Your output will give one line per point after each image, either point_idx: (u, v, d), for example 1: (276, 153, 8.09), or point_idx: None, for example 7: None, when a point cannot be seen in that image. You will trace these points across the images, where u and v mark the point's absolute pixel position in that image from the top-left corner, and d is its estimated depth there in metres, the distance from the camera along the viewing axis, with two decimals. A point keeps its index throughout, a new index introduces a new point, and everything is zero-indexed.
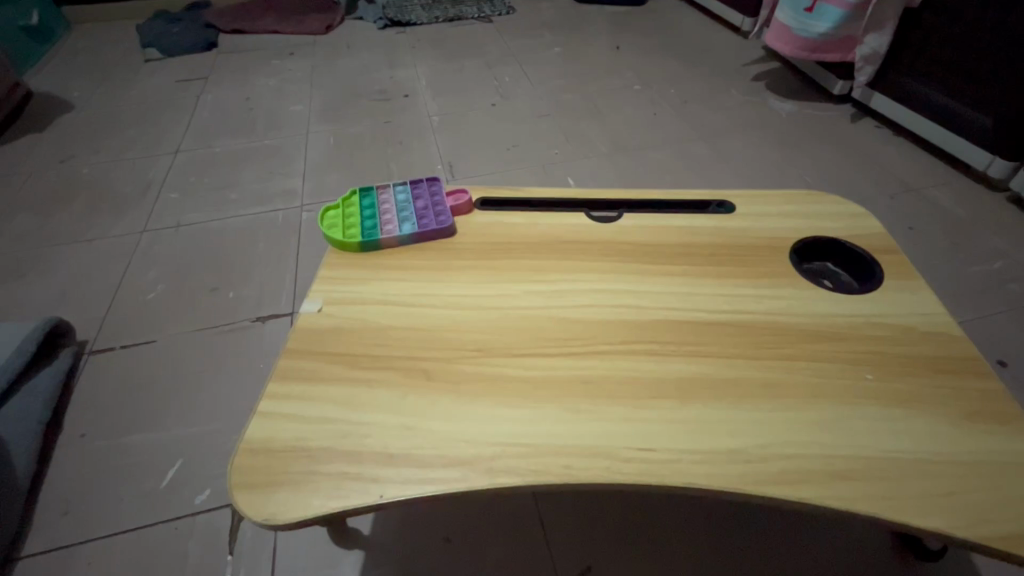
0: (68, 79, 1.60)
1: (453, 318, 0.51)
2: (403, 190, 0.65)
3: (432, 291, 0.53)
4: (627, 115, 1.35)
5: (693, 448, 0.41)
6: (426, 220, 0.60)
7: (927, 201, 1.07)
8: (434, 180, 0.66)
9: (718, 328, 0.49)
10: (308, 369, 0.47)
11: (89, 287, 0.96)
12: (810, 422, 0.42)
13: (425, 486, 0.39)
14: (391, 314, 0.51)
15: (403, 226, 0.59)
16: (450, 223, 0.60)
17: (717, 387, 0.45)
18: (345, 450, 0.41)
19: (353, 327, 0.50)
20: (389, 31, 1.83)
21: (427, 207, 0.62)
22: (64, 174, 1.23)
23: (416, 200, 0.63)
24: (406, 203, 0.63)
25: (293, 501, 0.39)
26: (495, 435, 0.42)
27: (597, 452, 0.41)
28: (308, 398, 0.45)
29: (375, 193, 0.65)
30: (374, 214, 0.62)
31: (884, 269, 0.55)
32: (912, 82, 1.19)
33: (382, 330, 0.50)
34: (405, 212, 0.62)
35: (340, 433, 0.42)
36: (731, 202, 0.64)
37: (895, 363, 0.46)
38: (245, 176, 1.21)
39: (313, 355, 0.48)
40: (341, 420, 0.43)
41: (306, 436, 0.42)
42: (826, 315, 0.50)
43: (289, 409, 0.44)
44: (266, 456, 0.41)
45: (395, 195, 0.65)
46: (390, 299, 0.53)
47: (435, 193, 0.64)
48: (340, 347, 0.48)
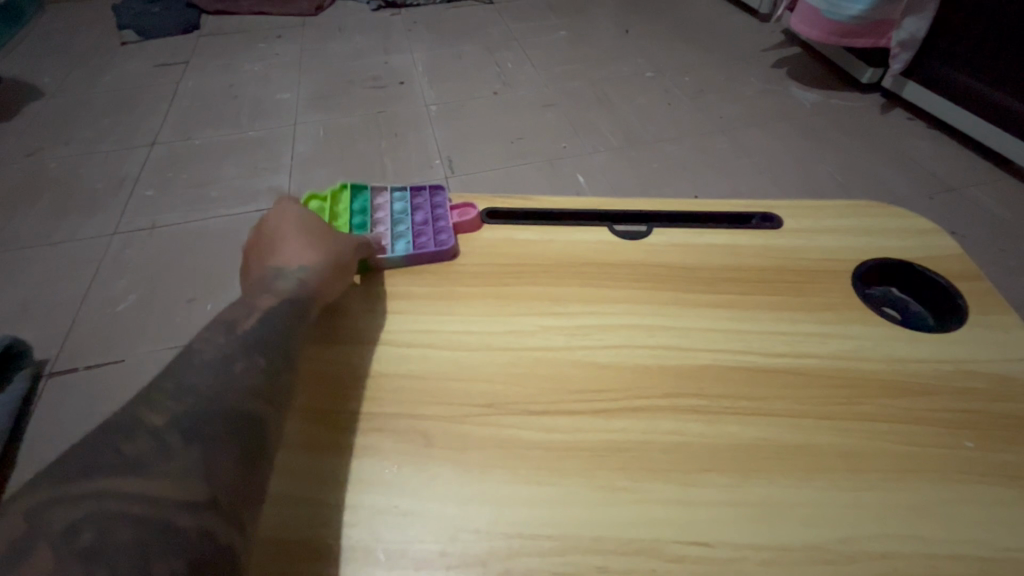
0: (38, 64, 1.48)
1: (459, 364, 0.42)
2: (401, 196, 0.56)
3: (432, 326, 0.45)
4: (640, 105, 1.25)
5: (760, 543, 0.33)
6: (422, 240, 0.51)
7: (970, 202, 0.98)
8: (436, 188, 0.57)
9: (778, 378, 0.41)
10: (291, 286, 0.39)
11: (51, 297, 0.87)
12: (900, 507, 0.34)
13: None
14: (384, 358, 0.43)
15: (397, 244, 0.50)
16: (451, 244, 0.51)
17: (783, 457, 0.36)
18: (326, 545, 0.33)
19: (342, 375, 0.41)
20: (383, 13, 1.71)
21: (425, 221, 0.53)
22: (29, 169, 1.13)
23: (415, 212, 0.54)
24: (403, 213, 0.54)
25: None
26: (512, 521, 0.34)
27: (640, 549, 0.33)
28: (286, 471, 0.36)
29: (369, 194, 0.56)
30: (365, 221, 0.53)
31: (967, 301, 0.46)
32: (950, 70, 1.09)
33: (372, 378, 0.41)
34: (400, 227, 0.53)
35: (325, 516, 0.34)
36: (778, 215, 0.54)
37: (996, 427, 0.38)
38: (227, 172, 1.11)
39: (290, 273, 0.41)
40: (324, 502, 0.35)
41: (283, 524, 0.34)
42: (904, 361, 0.42)
43: (284, 317, 0.37)
44: (268, 357, 0.33)
45: (391, 201, 0.56)
46: (383, 337, 0.44)
47: (436, 205, 0.55)
48: (329, 402, 0.40)
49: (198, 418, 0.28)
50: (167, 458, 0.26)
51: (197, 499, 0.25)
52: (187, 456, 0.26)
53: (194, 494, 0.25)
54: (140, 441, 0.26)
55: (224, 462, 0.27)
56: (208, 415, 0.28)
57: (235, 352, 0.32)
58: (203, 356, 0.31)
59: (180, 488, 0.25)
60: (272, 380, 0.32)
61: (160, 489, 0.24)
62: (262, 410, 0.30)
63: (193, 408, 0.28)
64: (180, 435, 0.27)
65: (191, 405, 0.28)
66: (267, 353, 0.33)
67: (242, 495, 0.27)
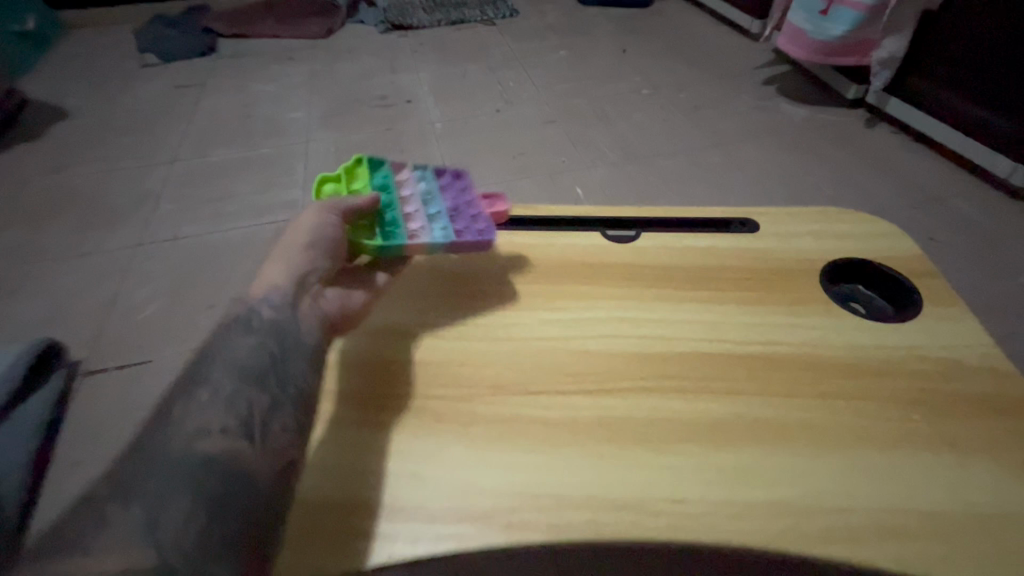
0: (62, 85, 1.55)
1: (468, 351, 0.47)
2: (425, 178, 0.55)
3: (454, 319, 0.50)
4: (636, 121, 1.31)
5: (730, 500, 0.38)
6: (458, 225, 0.51)
7: (950, 210, 1.03)
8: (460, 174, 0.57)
9: (750, 363, 0.46)
10: (264, 308, 0.39)
11: (81, 304, 0.92)
12: (854, 471, 0.39)
13: (439, 543, 0.36)
14: (417, 346, 0.48)
15: (434, 230, 0.50)
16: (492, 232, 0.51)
17: (751, 430, 0.41)
18: (356, 502, 0.38)
19: (397, 361, 0.47)
20: (390, 35, 1.79)
21: (458, 206, 0.53)
22: (57, 185, 1.19)
23: (444, 196, 0.54)
24: (432, 196, 0.53)
25: (328, 554, 0.36)
26: (515, 483, 0.39)
27: (625, 506, 0.37)
28: (333, 438, 0.41)
29: (389, 173, 0.54)
30: (392, 201, 0.51)
31: (922, 295, 0.51)
32: (930, 84, 1.15)
33: (404, 362, 0.47)
34: (432, 209, 0.52)
35: (367, 476, 0.39)
36: (754, 220, 0.60)
37: (944, 402, 0.43)
38: (244, 187, 1.17)
39: (261, 293, 0.40)
40: (359, 465, 0.40)
41: (331, 481, 0.39)
42: (863, 347, 0.47)
43: (262, 346, 0.37)
44: (238, 395, 0.35)
45: (416, 182, 0.54)
46: (423, 329, 0.49)
47: (463, 188, 0.55)
48: (382, 383, 0.45)
49: (153, 480, 0.30)
50: (124, 525, 0.28)
51: (145, 567, 0.27)
52: (142, 522, 0.28)
53: (147, 560, 0.27)
54: (104, 511, 0.28)
55: (183, 519, 0.29)
56: (171, 469, 0.30)
57: (197, 402, 0.34)
58: (167, 412, 0.33)
59: (134, 557, 0.27)
60: (240, 417, 0.34)
61: (115, 559, 0.27)
62: (222, 451, 0.32)
63: (152, 470, 0.30)
64: (135, 502, 0.29)
65: (151, 466, 0.30)
66: (235, 391, 0.35)
67: (207, 548, 0.28)
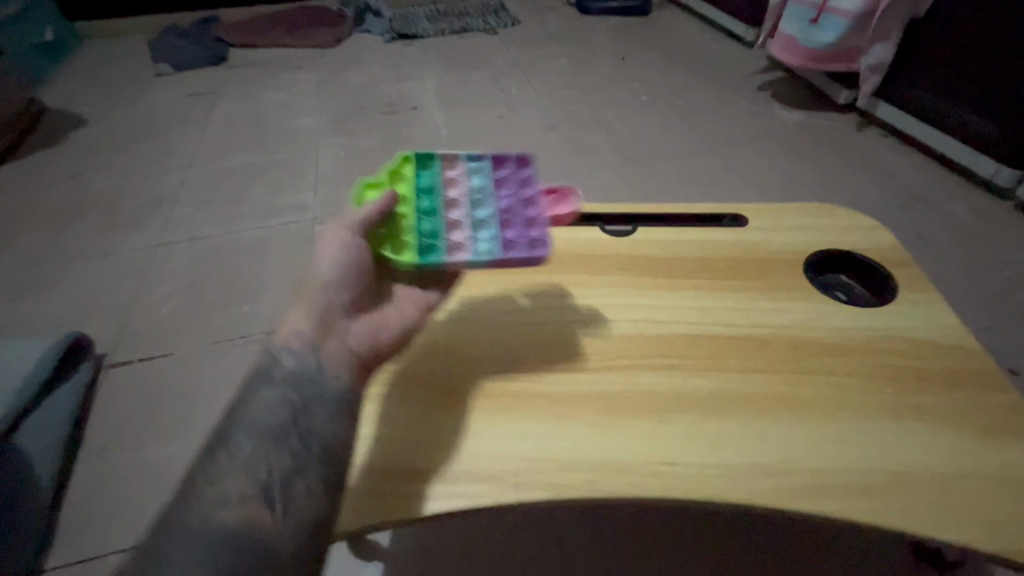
0: (79, 93, 1.60)
1: (487, 332, 0.51)
2: (477, 180, 0.52)
3: (487, 302, 0.54)
4: (635, 126, 1.36)
5: (714, 462, 0.42)
6: (509, 235, 0.48)
7: (937, 209, 1.06)
8: (523, 164, 0.54)
9: (737, 343, 0.50)
10: (284, 358, 0.39)
11: (104, 300, 0.97)
12: (828, 437, 0.43)
13: (454, 500, 0.40)
14: (464, 326, 0.52)
15: (480, 245, 0.48)
16: (546, 243, 0.47)
17: (736, 402, 0.45)
18: (383, 465, 0.42)
19: (460, 340, 0.50)
20: (396, 44, 1.85)
21: (510, 209, 0.50)
22: (77, 189, 1.23)
23: (496, 201, 0.51)
24: (482, 202, 0.51)
25: (379, 504, 0.40)
26: (520, 449, 0.43)
27: (620, 468, 0.41)
28: (386, 405, 0.46)
29: (437, 169, 0.53)
30: (434, 209, 0.50)
31: (897, 283, 0.55)
32: (918, 92, 1.18)
33: (448, 339, 0.50)
34: (480, 217, 0.50)
35: (419, 439, 0.44)
36: (744, 216, 0.64)
37: (915, 377, 0.47)
38: (257, 190, 1.22)
39: (283, 340, 0.40)
40: (398, 429, 0.44)
41: (382, 442, 0.43)
42: (842, 329, 0.51)
43: (283, 402, 0.37)
44: (260, 457, 0.35)
45: (467, 186, 0.52)
46: (480, 311, 0.53)
47: (522, 187, 0.52)
48: (443, 359, 0.49)
49: (177, 549, 0.30)
50: None
51: None
52: None
53: None
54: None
55: None
56: (195, 539, 0.30)
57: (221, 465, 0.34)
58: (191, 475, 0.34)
59: None
60: (262, 481, 0.34)
61: None
62: (245, 519, 0.32)
63: (177, 538, 0.30)
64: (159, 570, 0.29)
65: (176, 535, 0.30)
66: (257, 454, 0.35)
67: None
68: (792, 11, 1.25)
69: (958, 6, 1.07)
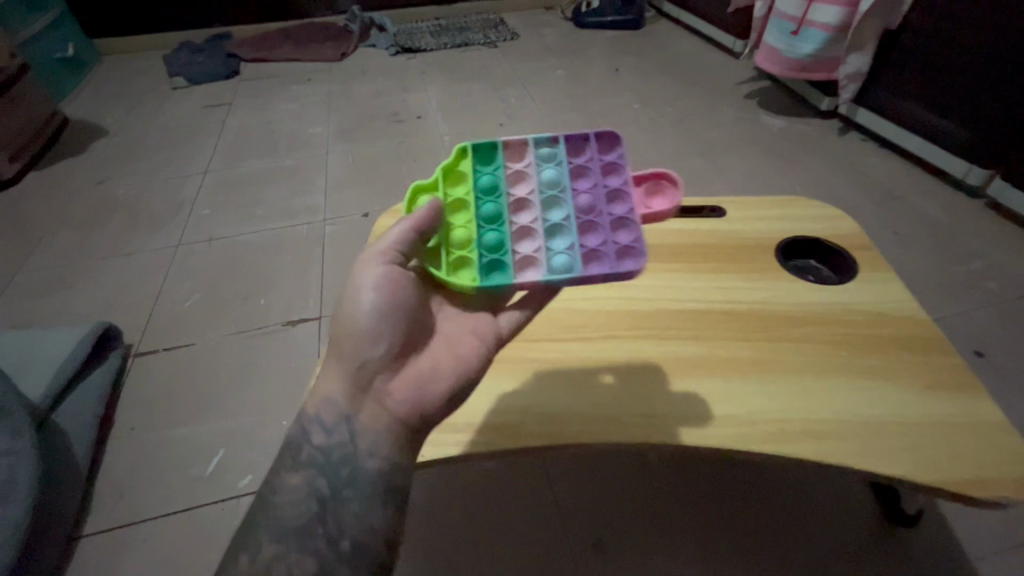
0: (100, 106, 1.68)
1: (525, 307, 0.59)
2: (550, 169, 0.50)
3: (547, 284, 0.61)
4: (628, 132, 1.43)
5: (689, 414, 0.48)
6: (592, 243, 0.46)
7: (912, 208, 1.12)
8: (606, 146, 0.50)
9: (712, 316, 0.56)
10: (315, 435, 0.43)
11: (130, 296, 1.03)
12: (790, 392, 0.49)
13: (467, 445, 0.47)
14: None
15: (558, 260, 0.46)
16: (636, 256, 0.45)
17: (709, 364, 0.52)
18: None
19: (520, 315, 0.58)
20: (400, 57, 1.93)
21: (592, 208, 0.47)
22: (101, 194, 1.30)
23: (575, 198, 0.48)
24: (559, 199, 0.48)
25: (435, 444, 0.48)
26: (522, 406, 0.50)
27: (605, 419, 0.48)
28: None
29: (499, 163, 0.50)
30: (498, 216, 0.48)
31: (858, 264, 0.61)
32: (894, 99, 1.24)
33: None
34: (556, 221, 0.48)
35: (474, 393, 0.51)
36: (722, 207, 0.70)
37: (869, 342, 0.53)
38: (271, 194, 1.28)
39: (312, 411, 0.44)
40: None
41: None
42: (806, 303, 0.57)
43: (310, 493, 0.42)
44: (282, 557, 0.39)
45: (539, 179, 0.49)
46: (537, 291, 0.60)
47: (604, 177, 0.49)
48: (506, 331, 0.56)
49: None
50: None
51: None
52: None
53: None
54: None
55: None
56: None
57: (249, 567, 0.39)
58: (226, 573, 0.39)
59: None
60: None
61: None
62: None
63: None
64: None
65: None
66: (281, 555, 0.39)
67: None
68: (775, 24, 1.32)
69: (925, 18, 1.13)
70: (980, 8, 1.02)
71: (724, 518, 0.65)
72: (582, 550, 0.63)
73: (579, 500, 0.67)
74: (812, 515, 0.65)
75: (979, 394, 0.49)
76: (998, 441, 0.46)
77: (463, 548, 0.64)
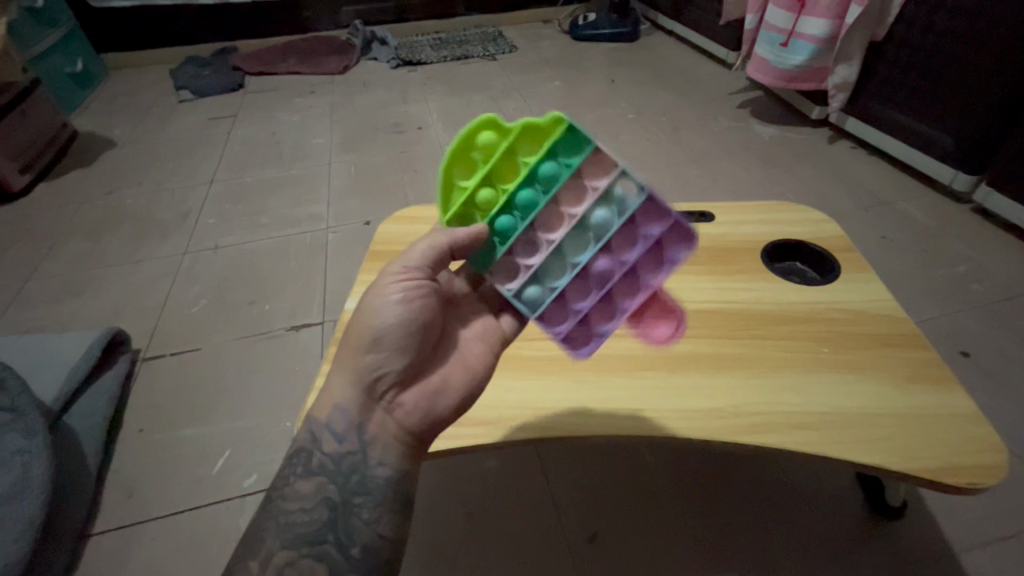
0: (108, 119, 1.72)
1: None
2: (604, 216, 0.42)
3: None
4: (623, 141, 1.46)
5: (676, 408, 0.51)
6: (577, 306, 0.46)
7: (901, 213, 1.15)
8: (682, 235, 0.42)
9: (699, 315, 0.59)
10: (326, 441, 0.45)
11: (138, 302, 1.06)
12: (773, 386, 0.52)
13: (468, 439, 0.50)
14: None
15: (530, 290, 0.46)
16: (593, 347, 0.46)
17: (696, 360, 0.54)
18: None
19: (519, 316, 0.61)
20: (401, 70, 1.97)
21: (607, 279, 0.44)
22: (110, 204, 1.33)
23: (602, 254, 0.44)
24: (588, 244, 0.44)
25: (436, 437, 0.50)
26: (519, 403, 0.52)
27: (598, 413, 0.51)
28: None
29: (581, 160, 0.42)
30: (527, 210, 0.43)
31: (840, 264, 0.64)
32: (883, 108, 1.27)
33: None
34: (564, 259, 0.45)
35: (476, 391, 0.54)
36: (711, 212, 0.72)
37: (848, 338, 0.56)
38: (276, 202, 1.32)
39: (324, 418, 0.45)
40: None
41: None
42: (789, 302, 0.59)
43: (322, 501, 0.43)
44: (294, 563, 0.41)
45: (588, 210, 0.43)
46: None
47: (650, 255, 0.44)
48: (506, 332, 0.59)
49: None
50: None
51: None
52: None
53: None
54: None
55: None
56: None
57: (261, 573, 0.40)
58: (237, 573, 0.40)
59: None
60: None
61: None
62: None
63: None
64: None
65: None
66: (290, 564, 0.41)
67: None
68: (764, 36, 1.36)
69: (908, 30, 1.16)
70: (961, 19, 1.05)
71: (714, 509, 0.68)
72: (578, 543, 0.65)
73: (574, 492, 0.70)
74: (802, 508, 0.67)
75: (952, 387, 0.51)
76: (972, 432, 0.48)
77: (463, 543, 0.66)
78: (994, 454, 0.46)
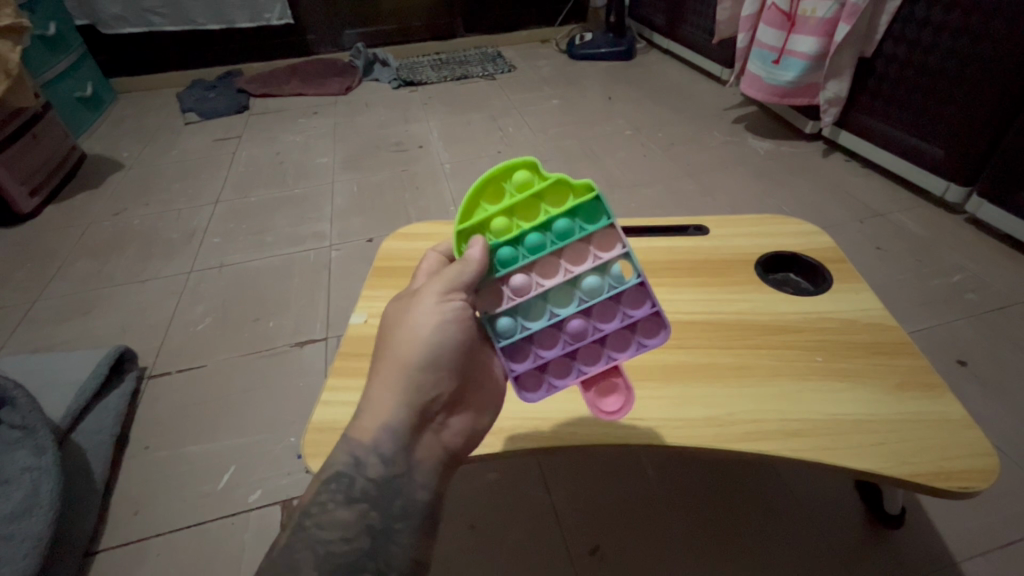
0: (116, 142, 1.75)
1: None
2: (595, 282, 0.45)
3: None
4: (621, 157, 1.49)
5: (674, 416, 0.52)
6: (541, 353, 0.47)
7: (895, 224, 1.17)
8: (659, 326, 0.47)
9: (695, 326, 0.60)
10: (371, 467, 0.42)
11: (146, 321, 1.07)
12: (774, 396, 0.53)
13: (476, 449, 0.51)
14: None
15: (505, 320, 0.45)
16: (541, 396, 0.47)
17: (690, 370, 0.56)
18: None
19: None
20: (403, 90, 2.01)
21: (579, 337, 0.46)
22: (116, 225, 1.36)
23: (579, 313, 0.46)
24: (571, 301, 0.46)
25: None
26: (530, 418, 0.53)
27: (597, 422, 0.52)
28: None
29: (598, 230, 0.46)
30: (534, 250, 0.45)
31: (834, 275, 0.65)
32: (876, 122, 1.30)
33: None
34: (546, 304, 0.46)
35: None
36: (706, 225, 0.74)
37: (843, 349, 0.57)
38: (280, 222, 1.34)
39: (370, 441, 0.43)
40: None
41: None
42: (784, 313, 0.61)
43: (364, 529, 0.41)
44: None
45: (584, 272, 0.46)
46: None
47: (620, 329, 0.47)
48: None
49: None
50: None
51: None
52: None
53: None
54: None
55: None
56: None
57: None
58: None
59: None
60: None
61: None
62: None
63: None
64: None
65: None
66: None
67: None
68: (756, 53, 1.39)
69: (897, 45, 1.19)
70: (949, 34, 1.07)
71: (719, 521, 0.68)
72: (580, 555, 0.66)
73: (574, 504, 0.71)
74: (804, 517, 0.67)
75: (944, 392, 0.52)
76: (966, 438, 0.49)
77: (466, 558, 0.66)
78: (988, 458, 0.47)
